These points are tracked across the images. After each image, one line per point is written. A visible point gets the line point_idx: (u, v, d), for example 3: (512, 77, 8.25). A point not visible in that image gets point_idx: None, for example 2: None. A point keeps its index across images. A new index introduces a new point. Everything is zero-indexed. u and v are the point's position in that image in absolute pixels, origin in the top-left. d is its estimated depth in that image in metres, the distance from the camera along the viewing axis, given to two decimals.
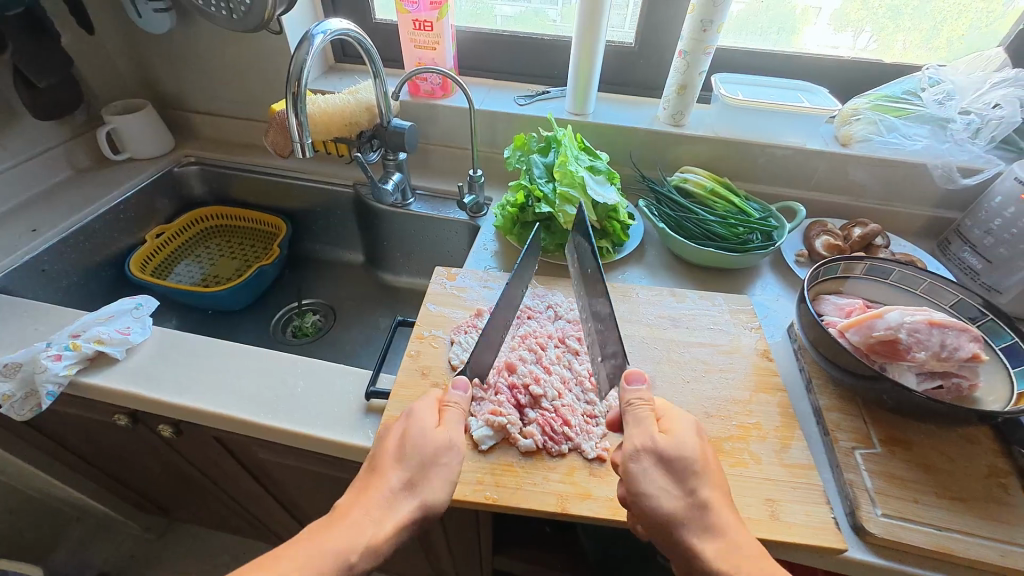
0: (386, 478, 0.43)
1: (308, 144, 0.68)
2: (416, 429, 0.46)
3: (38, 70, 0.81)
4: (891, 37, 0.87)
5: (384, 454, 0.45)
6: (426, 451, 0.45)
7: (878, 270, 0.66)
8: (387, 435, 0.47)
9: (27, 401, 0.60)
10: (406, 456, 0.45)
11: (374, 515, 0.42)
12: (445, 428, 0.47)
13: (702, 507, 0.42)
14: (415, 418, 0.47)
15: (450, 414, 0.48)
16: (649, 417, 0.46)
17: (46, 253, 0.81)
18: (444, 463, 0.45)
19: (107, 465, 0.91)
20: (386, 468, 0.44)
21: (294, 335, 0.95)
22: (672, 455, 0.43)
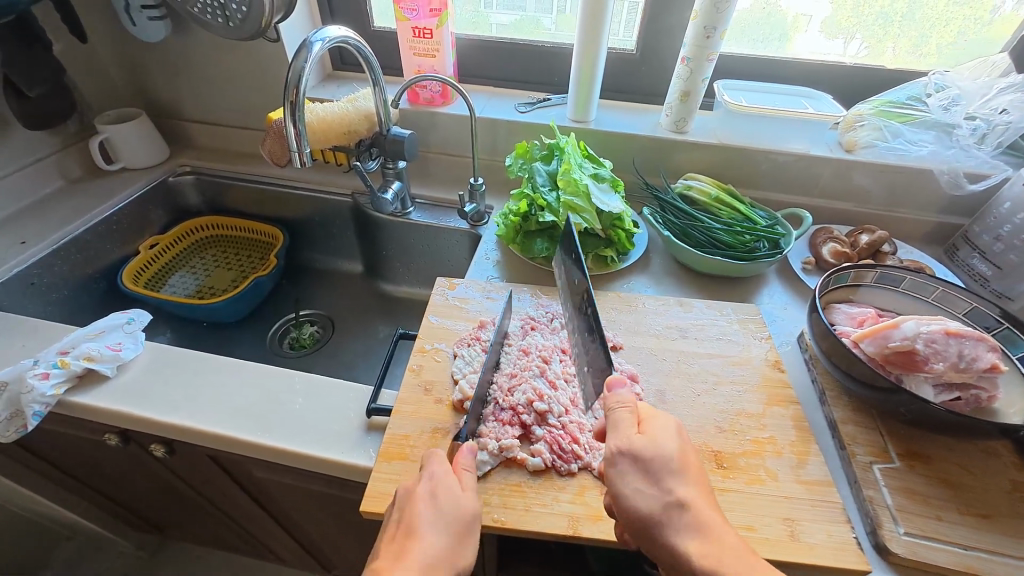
0: (425, 543, 0.41)
1: (306, 153, 0.66)
2: (447, 492, 0.44)
3: (29, 79, 0.80)
4: (884, 43, 0.87)
5: (418, 517, 0.42)
6: (462, 515, 0.43)
7: (889, 278, 0.64)
8: (411, 498, 0.44)
9: (12, 422, 0.57)
10: (440, 514, 0.43)
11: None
12: (470, 490, 0.45)
13: (689, 521, 0.40)
14: (440, 477, 0.45)
15: (476, 466, 0.47)
16: (628, 421, 0.45)
17: (35, 266, 0.79)
18: (477, 525, 0.44)
19: (97, 484, 0.88)
20: (424, 530, 0.41)
21: (291, 348, 0.93)
22: (652, 460, 0.42)
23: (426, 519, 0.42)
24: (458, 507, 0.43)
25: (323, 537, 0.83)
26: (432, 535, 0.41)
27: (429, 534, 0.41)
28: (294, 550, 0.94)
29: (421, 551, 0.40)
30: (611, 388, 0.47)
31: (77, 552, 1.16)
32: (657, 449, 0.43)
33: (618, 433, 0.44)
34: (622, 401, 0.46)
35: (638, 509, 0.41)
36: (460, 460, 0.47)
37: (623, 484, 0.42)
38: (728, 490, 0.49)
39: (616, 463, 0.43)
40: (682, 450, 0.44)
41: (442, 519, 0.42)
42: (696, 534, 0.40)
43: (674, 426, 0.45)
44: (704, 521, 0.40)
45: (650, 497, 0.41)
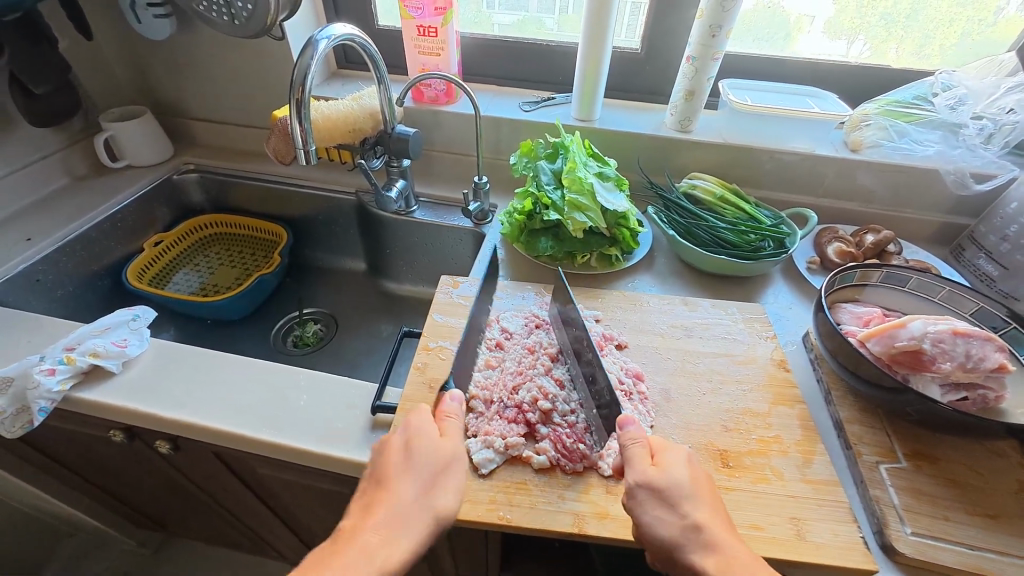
0: (396, 490, 0.42)
1: (312, 151, 0.66)
2: (421, 443, 0.46)
3: (35, 76, 0.80)
4: (887, 44, 0.87)
5: (391, 467, 0.44)
6: (435, 461, 0.45)
7: (895, 278, 0.64)
8: (386, 451, 0.46)
9: (19, 418, 0.57)
10: (415, 463, 0.44)
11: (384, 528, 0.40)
12: (447, 439, 0.47)
13: (705, 541, 0.40)
14: (417, 428, 0.47)
15: (452, 420, 0.50)
16: (641, 457, 0.45)
17: (39, 263, 0.79)
18: (450, 470, 0.45)
19: (100, 480, 0.88)
20: (397, 481, 0.43)
21: (294, 346, 0.93)
22: (667, 489, 0.42)
23: (400, 468, 0.44)
24: (430, 456, 0.45)
25: (327, 535, 0.83)
26: (403, 484, 0.43)
27: (402, 482, 0.43)
28: (296, 547, 0.95)
29: (393, 496, 0.42)
30: (622, 426, 0.47)
31: (79, 548, 1.16)
32: (670, 479, 0.43)
33: (633, 468, 0.44)
34: (635, 438, 0.46)
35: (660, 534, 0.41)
36: (444, 408, 0.51)
37: (642, 513, 0.42)
38: (734, 490, 0.49)
39: (634, 496, 0.43)
40: (694, 476, 0.44)
41: (414, 468, 0.44)
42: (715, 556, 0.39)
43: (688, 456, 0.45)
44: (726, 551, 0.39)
45: (670, 524, 0.41)
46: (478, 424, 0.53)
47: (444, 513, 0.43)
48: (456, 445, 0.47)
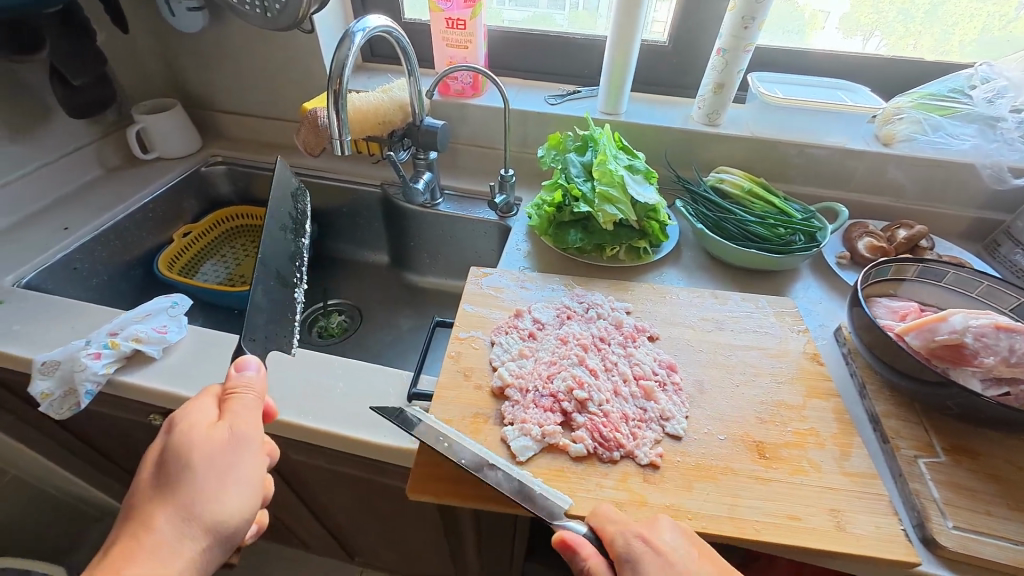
0: (150, 512, 0.39)
1: (346, 141, 0.66)
2: (183, 438, 0.42)
3: (74, 68, 0.81)
4: (905, 40, 0.86)
5: (148, 487, 0.41)
6: (182, 459, 0.41)
7: (932, 273, 0.63)
8: (148, 469, 0.42)
9: (66, 400, 0.59)
10: (170, 476, 0.41)
11: (147, 560, 0.38)
12: (219, 426, 0.43)
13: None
14: (185, 421, 0.43)
15: (237, 400, 0.44)
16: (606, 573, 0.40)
17: (76, 251, 0.81)
18: (224, 467, 0.41)
19: (131, 466, 0.90)
20: (149, 500, 0.40)
21: (320, 336, 0.94)
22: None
23: (147, 485, 0.41)
24: (176, 464, 0.41)
25: (352, 523, 0.84)
26: (162, 501, 0.40)
27: (148, 501, 0.40)
28: (320, 536, 0.96)
29: (139, 522, 0.39)
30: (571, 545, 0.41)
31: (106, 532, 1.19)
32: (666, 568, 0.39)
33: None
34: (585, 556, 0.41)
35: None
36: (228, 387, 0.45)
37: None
38: (772, 481, 0.49)
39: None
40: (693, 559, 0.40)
41: (168, 470, 0.41)
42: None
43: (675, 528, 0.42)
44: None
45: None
46: (522, 412, 0.53)
47: (219, 519, 0.40)
48: (235, 434, 0.43)
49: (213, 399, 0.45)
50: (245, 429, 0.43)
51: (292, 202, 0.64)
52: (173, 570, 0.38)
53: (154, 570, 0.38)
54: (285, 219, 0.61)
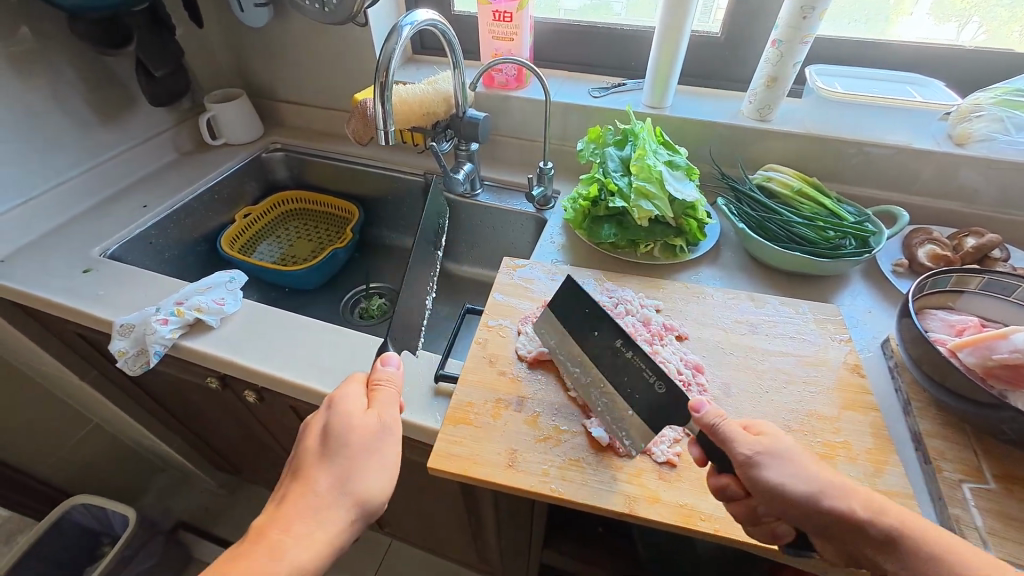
0: (310, 480, 0.42)
1: (391, 132, 0.70)
2: (342, 423, 0.45)
3: (155, 60, 0.90)
4: (1008, 26, 0.77)
5: (308, 455, 0.43)
6: (349, 438, 0.44)
7: (999, 286, 0.58)
8: (308, 440, 0.45)
9: (138, 358, 0.66)
10: (333, 449, 0.43)
11: (306, 524, 0.40)
12: (373, 414, 0.46)
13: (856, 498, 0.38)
14: (342, 407, 0.46)
15: (383, 391, 0.48)
16: (737, 426, 0.42)
17: (153, 227, 0.90)
18: (375, 449, 0.44)
19: (191, 424, 1.00)
20: (310, 468, 0.43)
21: (361, 317, 0.99)
22: (783, 448, 0.41)
23: (308, 457, 0.44)
24: (339, 439, 0.44)
25: None
26: (321, 467, 0.42)
27: (308, 471, 0.43)
28: None
29: (299, 488, 0.42)
30: (695, 409, 0.42)
31: (169, 481, 1.32)
32: (779, 437, 0.42)
33: (737, 442, 0.41)
34: (718, 415, 0.42)
35: (802, 494, 0.39)
36: (377, 376, 0.49)
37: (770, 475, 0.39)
38: None
39: (758, 465, 0.40)
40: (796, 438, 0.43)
41: (331, 449, 0.43)
42: (863, 499, 0.38)
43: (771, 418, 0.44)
44: (862, 491, 0.39)
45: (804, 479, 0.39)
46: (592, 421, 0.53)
47: (368, 496, 0.43)
48: (384, 422, 0.46)
49: (360, 384, 0.49)
50: (393, 420, 0.46)
51: (438, 219, 0.81)
52: (327, 537, 0.40)
53: (312, 534, 0.39)
54: (430, 234, 0.78)
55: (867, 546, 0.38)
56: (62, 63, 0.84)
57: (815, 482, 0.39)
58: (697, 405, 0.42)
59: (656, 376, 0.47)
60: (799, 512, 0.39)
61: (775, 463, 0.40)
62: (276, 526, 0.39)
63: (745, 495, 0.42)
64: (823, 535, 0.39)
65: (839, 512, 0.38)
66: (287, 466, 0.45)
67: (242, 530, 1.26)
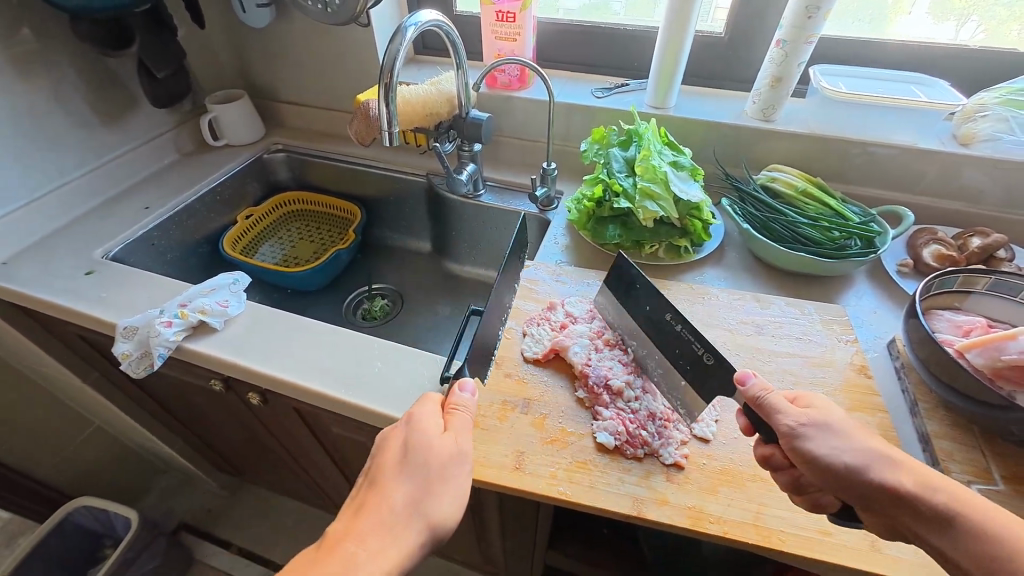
0: (388, 493, 0.41)
1: (395, 133, 0.69)
2: (420, 440, 0.45)
3: (157, 61, 0.89)
4: (1011, 26, 0.78)
5: (385, 466, 0.43)
6: (427, 458, 0.44)
7: (1005, 286, 0.58)
8: (385, 450, 0.45)
9: (142, 361, 0.66)
10: (411, 464, 0.43)
11: (382, 539, 0.39)
12: (450, 436, 0.46)
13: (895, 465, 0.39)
14: (419, 425, 0.46)
15: (458, 416, 0.48)
16: (785, 399, 0.44)
17: (155, 229, 0.89)
18: (450, 474, 0.44)
19: (194, 426, 1.00)
20: (387, 483, 0.42)
21: (364, 318, 0.99)
22: (828, 420, 0.42)
23: (384, 473, 0.43)
24: (418, 458, 0.43)
25: None
26: (398, 482, 0.42)
27: (384, 486, 0.42)
28: None
29: (376, 501, 0.41)
30: (741, 381, 0.45)
31: (170, 483, 1.32)
32: (827, 410, 0.43)
33: (781, 414, 0.43)
34: (764, 388, 0.45)
35: (844, 462, 0.40)
36: (452, 400, 0.49)
37: (816, 447, 0.41)
38: None
39: (803, 435, 0.42)
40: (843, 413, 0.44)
41: (408, 467, 0.43)
42: (911, 475, 0.39)
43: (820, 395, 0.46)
44: (907, 463, 0.39)
45: (849, 451, 0.40)
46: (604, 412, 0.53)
47: (441, 521, 0.42)
48: (460, 447, 0.46)
49: (435, 406, 0.49)
50: (467, 445, 0.46)
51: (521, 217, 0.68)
52: (400, 556, 0.39)
53: (385, 549, 0.38)
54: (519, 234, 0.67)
55: (914, 519, 0.38)
56: (64, 64, 0.84)
57: (864, 453, 0.40)
58: (742, 376, 0.45)
59: (704, 348, 0.48)
60: (847, 482, 0.39)
61: (825, 436, 0.41)
62: (351, 537, 0.38)
63: (790, 466, 0.44)
64: (865, 506, 0.40)
65: (885, 483, 0.38)
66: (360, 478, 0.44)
67: (245, 532, 1.26)
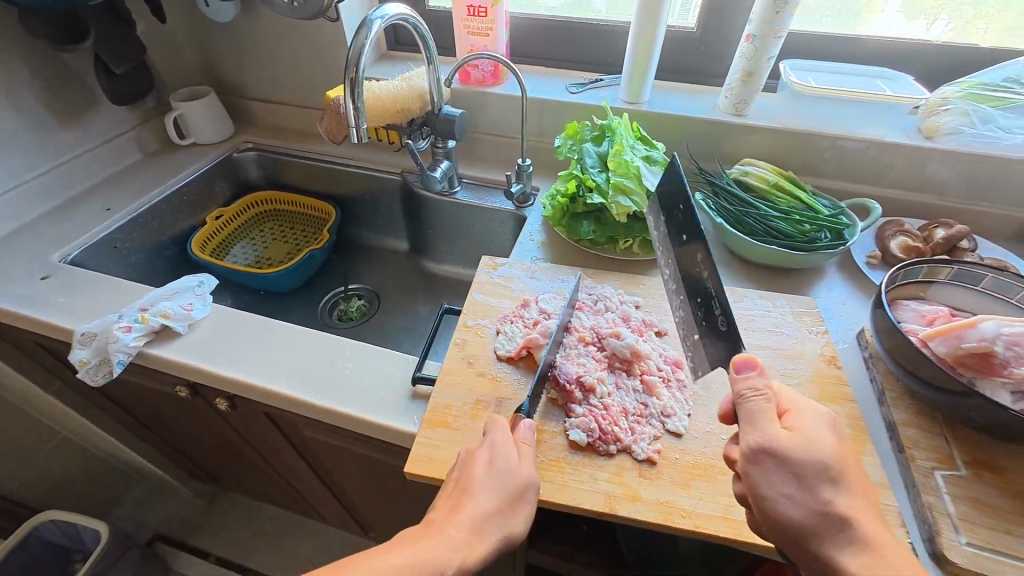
0: (477, 505, 0.42)
1: (363, 130, 0.68)
2: (505, 460, 0.45)
3: (116, 57, 0.86)
4: (971, 23, 0.79)
5: (473, 475, 0.43)
6: (514, 480, 0.44)
7: (967, 276, 0.60)
8: (470, 459, 0.45)
9: (100, 368, 0.63)
10: (496, 481, 0.43)
11: (468, 545, 0.40)
12: (528, 461, 0.46)
13: (854, 536, 0.39)
14: (501, 445, 0.46)
15: (532, 441, 0.47)
16: (773, 417, 0.41)
17: (117, 231, 0.86)
18: (529, 498, 0.44)
19: (165, 434, 0.97)
20: (477, 495, 0.42)
21: (339, 319, 0.97)
22: (803, 469, 0.40)
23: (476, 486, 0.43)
24: (505, 478, 0.44)
25: (362, 499, 0.87)
26: (485, 495, 0.42)
27: (473, 500, 0.42)
28: (335, 511, 0.99)
29: (463, 513, 0.41)
30: (738, 370, 0.42)
31: (144, 493, 1.28)
32: (812, 448, 0.40)
33: (758, 428, 0.41)
34: (757, 389, 0.42)
35: (794, 521, 0.39)
36: (518, 432, 0.48)
37: (766, 486, 0.40)
38: None
39: (760, 464, 0.40)
40: (839, 444, 0.41)
41: (496, 485, 0.43)
42: (854, 538, 0.39)
43: (827, 419, 0.42)
44: (863, 526, 0.39)
45: (801, 505, 0.40)
46: (578, 411, 0.53)
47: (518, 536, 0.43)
48: (535, 470, 0.46)
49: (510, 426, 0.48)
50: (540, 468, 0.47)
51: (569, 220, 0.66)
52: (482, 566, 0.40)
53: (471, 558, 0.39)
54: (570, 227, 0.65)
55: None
56: (16, 61, 0.80)
57: (819, 510, 0.39)
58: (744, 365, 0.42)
59: (722, 314, 0.45)
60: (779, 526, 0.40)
61: (786, 477, 0.40)
62: (443, 539, 0.40)
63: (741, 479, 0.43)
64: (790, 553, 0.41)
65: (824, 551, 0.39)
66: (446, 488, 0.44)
67: (222, 540, 1.23)
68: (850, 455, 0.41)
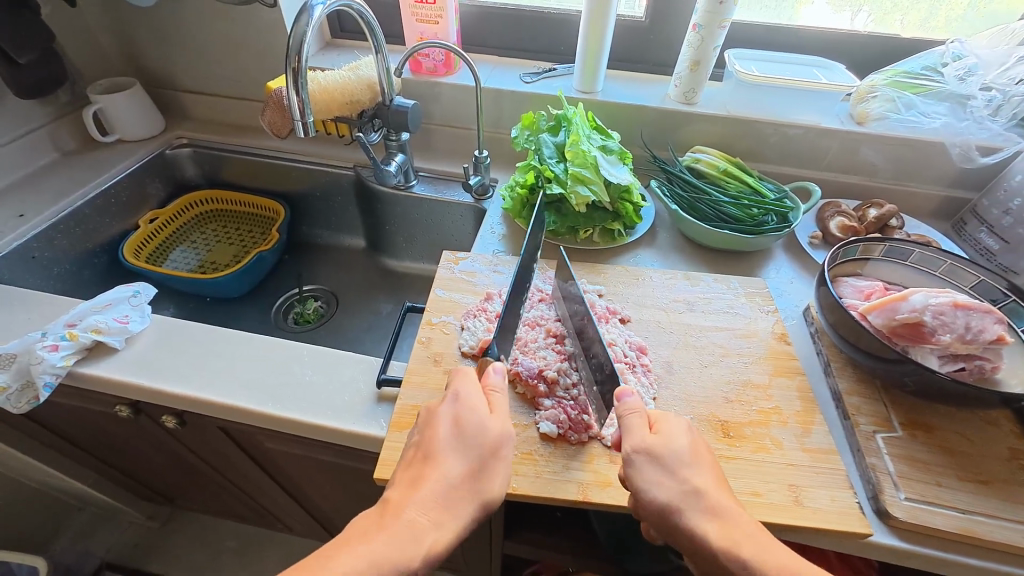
0: (442, 469, 0.41)
1: (309, 123, 0.65)
2: (470, 420, 0.44)
3: (20, 45, 0.77)
4: (893, 15, 0.85)
5: (436, 443, 0.43)
6: (481, 441, 0.43)
7: (897, 252, 0.64)
8: (432, 426, 0.44)
9: (24, 393, 0.58)
10: (461, 445, 0.43)
11: (431, 515, 0.39)
12: (496, 418, 0.45)
13: (706, 505, 0.41)
14: (466, 404, 0.45)
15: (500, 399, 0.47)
16: (641, 422, 0.45)
17: (35, 239, 0.78)
18: (501, 455, 0.44)
19: (107, 456, 0.90)
20: (440, 460, 0.42)
21: (295, 323, 0.93)
22: (664, 454, 0.43)
23: (443, 451, 0.42)
24: (472, 439, 0.43)
25: (332, 507, 0.84)
26: (450, 460, 0.42)
27: (439, 466, 0.42)
28: (304, 521, 0.95)
29: (428, 482, 0.41)
30: (621, 398, 0.48)
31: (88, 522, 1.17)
32: (670, 445, 0.44)
33: (632, 437, 0.44)
34: (632, 409, 0.46)
35: (655, 498, 0.41)
36: (489, 380, 0.48)
37: (639, 477, 0.42)
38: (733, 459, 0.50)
39: (631, 462, 0.43)
40: (694, 443, 0.45)
41: (464, 446, 0.43)
42: (711, 511, 0.41)
43: (685, 424, 0.47)
44: (720, 507, 0.41)
45: (668, 487, 0.42)
46: (548, 404, 0.53)
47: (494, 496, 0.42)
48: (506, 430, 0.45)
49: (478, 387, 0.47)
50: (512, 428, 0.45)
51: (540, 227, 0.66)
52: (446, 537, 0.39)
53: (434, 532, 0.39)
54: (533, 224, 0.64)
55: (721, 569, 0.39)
56: None
57: (692, 491, 0.42)
58: (622, 390, 0.47)
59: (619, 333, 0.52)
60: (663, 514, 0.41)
61: (655, 465, 0.43)
62: (407, 508, 0.39)
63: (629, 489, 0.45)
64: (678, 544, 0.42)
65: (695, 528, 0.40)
66: (413, 455, 0.43)
67: (182, 563, 1.16)
68: (701, 450, 0.45)
